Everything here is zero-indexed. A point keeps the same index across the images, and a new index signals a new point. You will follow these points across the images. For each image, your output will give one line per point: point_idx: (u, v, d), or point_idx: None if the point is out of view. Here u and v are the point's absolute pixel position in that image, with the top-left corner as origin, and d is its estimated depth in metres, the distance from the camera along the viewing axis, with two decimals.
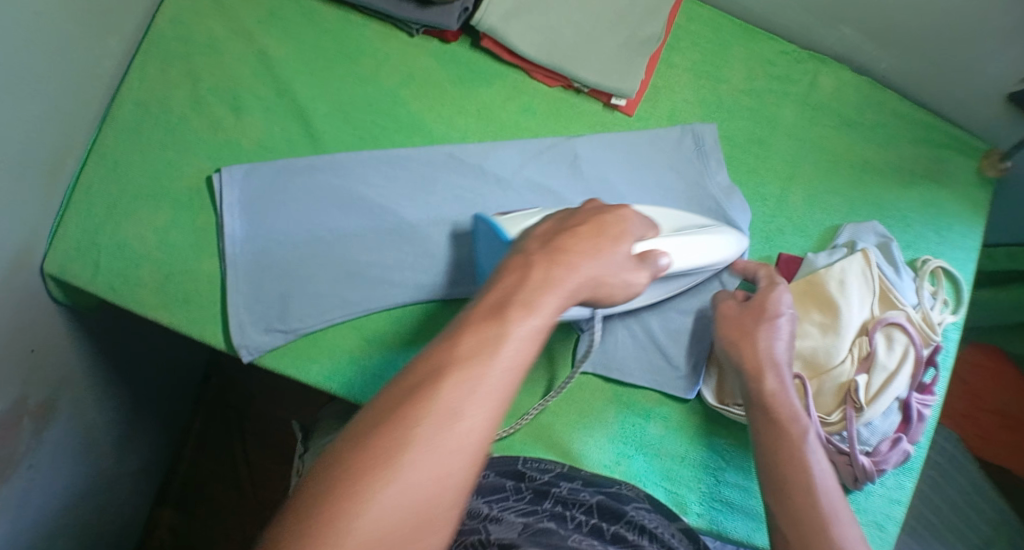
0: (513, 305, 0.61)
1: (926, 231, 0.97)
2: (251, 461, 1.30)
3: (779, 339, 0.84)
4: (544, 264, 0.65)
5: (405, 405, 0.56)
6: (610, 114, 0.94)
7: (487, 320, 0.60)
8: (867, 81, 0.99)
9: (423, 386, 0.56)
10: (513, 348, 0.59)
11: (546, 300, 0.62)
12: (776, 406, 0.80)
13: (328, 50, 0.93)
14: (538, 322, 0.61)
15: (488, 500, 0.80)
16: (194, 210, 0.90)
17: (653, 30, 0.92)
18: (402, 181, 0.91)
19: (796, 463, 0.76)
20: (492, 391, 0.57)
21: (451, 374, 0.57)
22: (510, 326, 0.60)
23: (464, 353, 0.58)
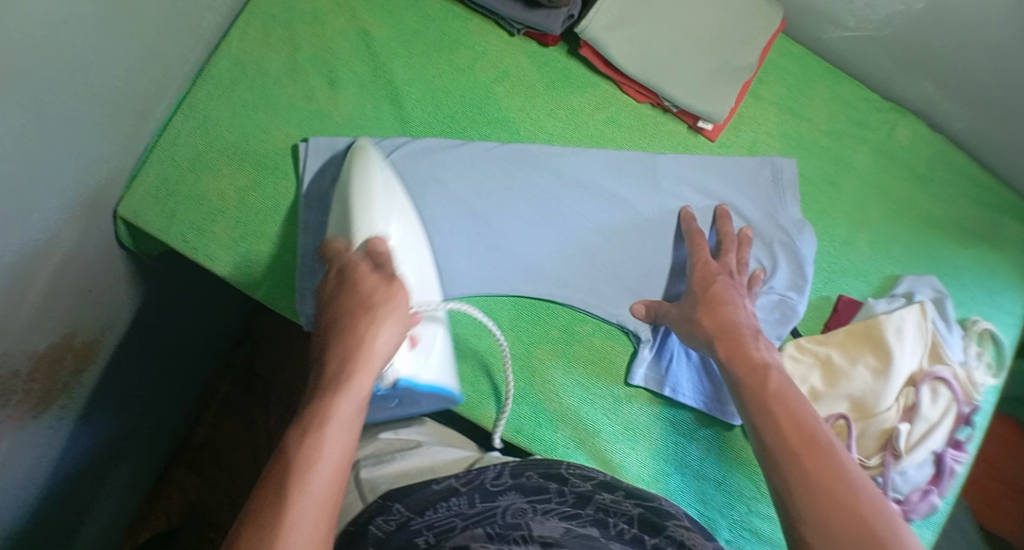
0: (333, 360, 0.70)
1: (978, 294, 0.99)
2: (270, 429, 1.29)
3: (744, 310, 0.84)
4: (358, 304, 0.72)
5: (270, 483, 0.63)
6: (693, 136, 0.96)
7: (315, 408, 0.67)
8: (940, 139, 1.01)
9: (275, 486, 0.63)
10: (341, 419, 0.67)
11: (367, 351, 0.70)
12: (768, 378, 0.77)
13: (428, 35, 0.95)
14: (363, 367, 0.69)
15: (531, 501, 0.79)
16: (277, 174, 0.91)
17: (746, 61, 0.94)
18: (484, 172, 0.92)
19: (789, 395, 0.76)
20: (339, 434, 0.66)
21: (293, 455, 0.64)
22: (332, 414, 0.67)
23: (301, 427, 0.66)
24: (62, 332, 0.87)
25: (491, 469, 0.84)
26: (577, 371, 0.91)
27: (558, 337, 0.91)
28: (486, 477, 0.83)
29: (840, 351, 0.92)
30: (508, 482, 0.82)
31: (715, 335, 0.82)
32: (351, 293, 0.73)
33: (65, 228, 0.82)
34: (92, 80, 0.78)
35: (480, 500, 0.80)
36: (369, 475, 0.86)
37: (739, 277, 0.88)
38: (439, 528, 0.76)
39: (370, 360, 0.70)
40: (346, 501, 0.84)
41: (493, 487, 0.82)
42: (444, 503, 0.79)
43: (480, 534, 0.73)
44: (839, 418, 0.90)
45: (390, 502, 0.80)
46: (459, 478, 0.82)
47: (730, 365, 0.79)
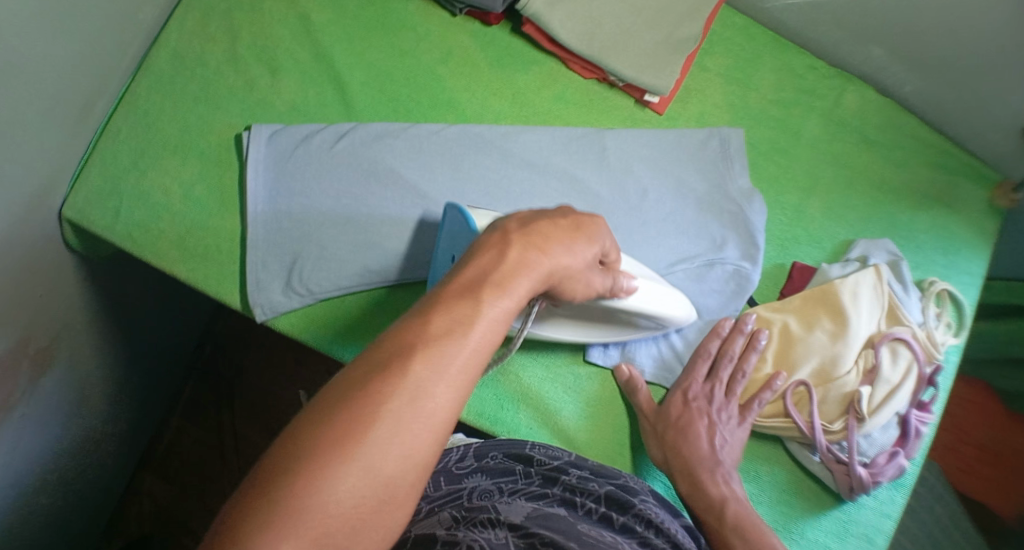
0: (470, 266, 0.58)
1: (935, 255, 0.99)
2: (238, 431, 1.27)
3: (723, 443, 0.87)
4: (550, 237, 0.61)
5: (357, 383, 0.51)
6: (641, 110, 0.96)
7: (458, 300, 0.55)
8: (890, 103, 1.02)
9: (365, 385, 0.51)
10: (481, 333, 0.55)
11: (516, 279, 0.58)
12: (728, 511, 0.81)
13: (369, 20, 0.94)
14: (502, 302, 0.56)
15: (497, 482, 0.78)
16: (222, 167, 0.90)
17: (691, 31, 0.94)
18: (429, 155, 0.91)
19: (748, 526, 0.80)
20: (450, 378, 0.53)
21: (408, 358, 0.52)
22: (472, 327, 0.54)
23: (387, 359, 0.52)
24: (17, 337, 0.85)
25: (455, 451, 0.84)
26: (536, 350, 0.91)
27: None
28: (450, 461, 0.83)
29: (796, 317, 0.92)
30: (473, 466, 0.81)
31: (675, 471, 0.86)
32: (540, 223, 0.62)
33: (13, 229, 0.81)
34: (33, 73, 0.76)
35: (445, 484, 0.79)
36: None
37: (728, 401, 0.89)
38: (403, 512, 0.75)
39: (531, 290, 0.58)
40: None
41: (458, 471, 0.81)
42: (409, 485, 0.80)
43: (445, 517, 0.70)
44: (798, 384, 0.90)
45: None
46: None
47: (692, 501, 0.84)
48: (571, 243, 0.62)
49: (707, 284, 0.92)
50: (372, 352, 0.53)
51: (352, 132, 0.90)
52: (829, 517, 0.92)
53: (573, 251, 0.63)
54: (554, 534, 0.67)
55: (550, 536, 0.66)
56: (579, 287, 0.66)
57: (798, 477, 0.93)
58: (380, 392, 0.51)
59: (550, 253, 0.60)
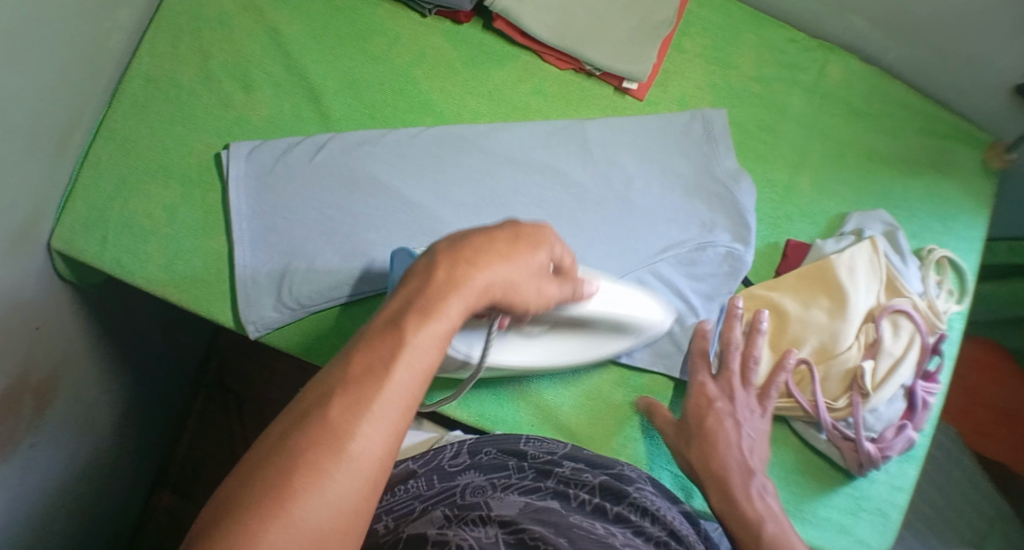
0: (402, 297, 0.59)
1: (931, 222, 0.97)
2: (250, 444, 1.27)
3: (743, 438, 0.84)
4: (481, 253, 0.61)
5: (288, 435, 0.53)
6: (621, 98, 0.95)
7: (382, 334, 0.57)
8: (874, 70, 1.00)
9: (291, 435, 0.53)
10: (409, 362, 0.55)
11: (443, 303, 0.58)
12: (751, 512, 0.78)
13: (340, 28, 0.93)
14: (430, 329, 0.57)
15: (490, 478, 0.77)
16: (204, 188, 0.89)
17: (665, 14, 0.93)
18: (409, 159, 0.90)
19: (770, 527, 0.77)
20: (376, 416, 0.54)
21: (334, 400, 0.54)
22: (399, 358, 0.55)
23: (311, 410, 0.54)
24: (16, 373, 0.85)
25: (449, 449, 0.83)
26: None
27: None
28: (444, 458, 0.82)
29: (794, 297, 0.91)
30: (467, 462, 0.80)
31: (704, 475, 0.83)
32: (485, 237, 0.63)
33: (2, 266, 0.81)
34: (9, 110, 0.76)
35: (438, 482, 0.78)
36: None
37: (745, 393, 0.86)
38: (398, 512, 0.74)
39: (461, 312, 0.59)
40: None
41: (451, 468, 0.80)
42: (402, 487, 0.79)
43: (437, 516, 0.70)
44: (800, 363, 0.89)
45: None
46: (417, 460, 0.83)
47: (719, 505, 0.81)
48: (512, 259, 0.62)
49: (700, 269, 0.90)
50: (303, 397, 0.55)
51: (329, 143, 0.89)
52: (841, 494, 0.91)
53: (518, 267, 0.62)
54: (544, 527, 0.66)
55: (541, 530, 0.65)
56: (534, 298, 0.65)
57: (807, 456, 0.92)
58: (303, 446, 0.52)
59: (483, 270, 0.61)
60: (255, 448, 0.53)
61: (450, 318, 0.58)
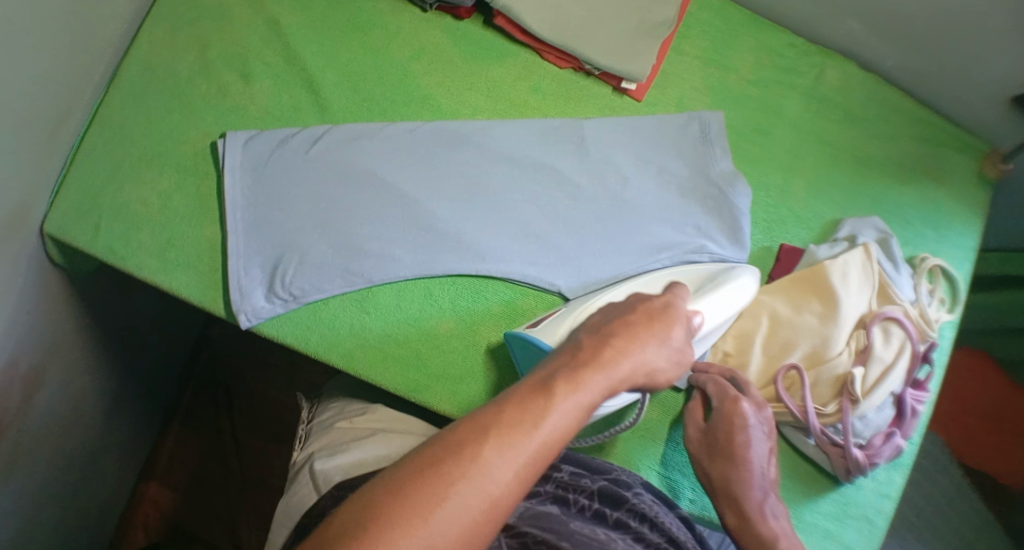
0: (554, 359, 0.67)
1: (924, 229, 0.97)
2: (238, 435, 1.26)
3: (754, 445, 0.82)
4: (626, 343, 0.68)
5: (434, 456, 0.58)
6: (620, 98, 0.94)
7: (533, 393, 0.62)
8: (871, 77, 1.00)
9: (443, 459, 0.58)
10: (553, 422, 0.61)
11: (590, 376, 0.64)
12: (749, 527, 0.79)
13: (339, 20, 0.93)
14: (584, 399, 0.63)
15: None
16: (199, 176, 0.89)
17: (665, 15, 0.93)
18: (405, 153, 0.90)
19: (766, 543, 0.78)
20: (515, 473, 0.58)
21: (490, 436, 0.59)
22: (551, 407, 0.61)
23: (460, 442, 0.58)
24: (5, 357, 0.84)
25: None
26: None
27: (500, 312, 0.89)
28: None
29: (786, 300, 0.91)
30: None
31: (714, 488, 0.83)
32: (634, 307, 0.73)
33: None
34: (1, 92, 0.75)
35: None
36: (322, 466, 0.83)
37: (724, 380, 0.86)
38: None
39: (608, 387, 0.65)
40: (302, 494, 0.82)
41: None
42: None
43: None
44: (790, 368, 0.89)
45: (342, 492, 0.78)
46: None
47: (727, 515, 0.81)
48: (654, 344, 0.70)
49: None
50: (455, 426, 0.60)
51: (324, 135, 0.89)
52: (828, 499, 0.91)
53: (656, 352, 0.70)
54: (543, 533, 0.69)
55: (542, 534, 0.69)
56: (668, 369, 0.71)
57: (795, 461, 0.92)
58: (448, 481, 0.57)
59: (625, 350, 0.68)
60: (397, 467, 0.58)
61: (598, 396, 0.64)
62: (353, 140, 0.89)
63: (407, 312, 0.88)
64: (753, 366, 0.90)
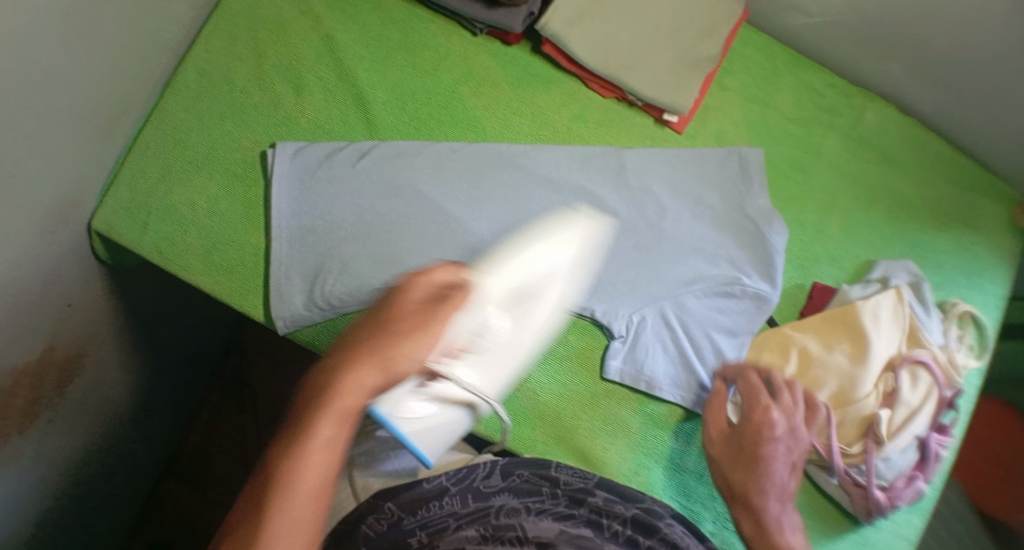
0: (329, 356, 0.70)
1: (956, 275, 0.98)
2: (260, 440, 1.28)
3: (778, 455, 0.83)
4: (420, 321, 0.71)
5: (279, 459, 0.64)
6: (660, 129, 0.96)
7: (314, 401, 0.67)
8: (910, 121, 1.01)
9: (269, 469, 0.64)
10: (322, 428, 0.65)
11: (358, 382, 0.67)
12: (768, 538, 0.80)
13: (391, 38, 0.95)
14: (399, 368, 0.69)
15: (525, 502, 0.82)
16: (246, 183, 0.91)
17: (710, 51, 0.94)
18: (449, 171, 0.91)
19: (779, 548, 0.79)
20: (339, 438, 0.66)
21: (282, 448, 0.65)
22: (324, 409, 0.65)
23: (275, 451, 0.65)
24: (42, 345, 0.86)
25: (483, 467, 0.86)
26: (551, 366, 0.91)
27: None
28: (478, 477, 0.85)
29: (818, 339, 0.91)
30: (502, 484, 0.84)
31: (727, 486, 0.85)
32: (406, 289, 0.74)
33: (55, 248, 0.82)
34: (56, 90, 0.78)
35: (472, 500, 0.83)
36: (363, 472, 0.87)
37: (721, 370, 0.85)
38: (431, 528, 0.79)
39: (374, 384, 0.68)
40: (340, 499, 0.87)
41: (486, 489, 0.84)
42: (437, 502, 0.82)
43: (472, 534, 0.75)
44: (817, 408, 0.89)
45: (382, 502, 0.83)
46: (450, 476, 0.85)
47: (741, 522, 0.83)
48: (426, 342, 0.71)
49: (728, 304, 0.91)
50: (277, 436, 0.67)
51: (371, 150, 0.91)
52: (846, 539, 0.92)
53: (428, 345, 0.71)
54: None
55: None
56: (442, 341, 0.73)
57: (815, 498, 0.93)
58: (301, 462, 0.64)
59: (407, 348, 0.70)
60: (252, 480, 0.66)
61: (403, 363, 0.70)
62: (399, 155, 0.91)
63: None
64: None
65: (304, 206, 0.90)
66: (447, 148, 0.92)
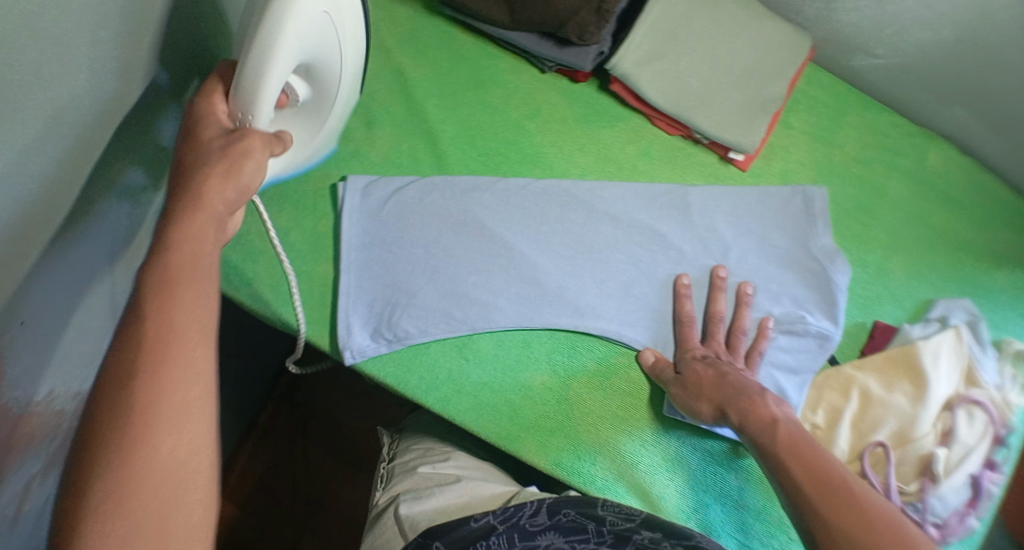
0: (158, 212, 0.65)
1: (1016, 316, 0.98)
2: (308, 459, 1.26)
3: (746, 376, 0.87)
4: (219, 156, 0.67)
5: (129, 373, 0.57)
6: (724, 167, 0.97)
7: (156, 292, 0.60)
8: (972, 163, 1.02)
9: (121, 387, 0.56)
10: (183, 309, 0.60)
11: (191, 219, 0.64)
12: (777, 430, 0.78)
13: (461, 74, 0.96)
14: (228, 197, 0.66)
15: (571, 542, 0.78)
16: (317, 215, 0.92)
17: (776, 90, 0.95)
18: (516, 208, 0.93)
19: (802, 442, 0.76)
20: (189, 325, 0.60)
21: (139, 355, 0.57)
22: (173, 302, 0.60)
23: (129, 366, 0.57)
24: None
25: (528, 505, 0.84)
26: (614, 400, 0.91)
27: (595, 370, 0.92)
28: (523, 515, 0.82)
29: (878, 378, 0.92)
30: (547, 522, 0.81)
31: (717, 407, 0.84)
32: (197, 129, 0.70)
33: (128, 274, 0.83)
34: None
35: (518, 540, 0.79)
36: (408, 512, 0.87)
37: (736, 352, 0.90)
38: None
39: (215, 217, 0.65)
40: (387, 537, 0.86)
41: (531, 528, 0.81)
42: (484, 542, 0.79)
43: None
44: (877, 446, 0.90)
45: (431, 539, 0.81)
46: (497, 515, 0.83)
47: (744, 426, 0.81)
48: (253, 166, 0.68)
49: (791, 342, 0.92)
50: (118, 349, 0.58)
51: (440, 185, 0.92)
52: None
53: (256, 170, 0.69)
54: None
55: None
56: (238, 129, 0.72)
57: None
58: (130, 376, 0.56)
59: (232, 172, 0.67)
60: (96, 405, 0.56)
61: (244, 177, 0.68)
62: (462, 189, 0.93)
63: (507, 362, 0.91)
64: (840, 442, 0.91)
65: (375, 240, 0.91)
66: (512, 184, 0.93)
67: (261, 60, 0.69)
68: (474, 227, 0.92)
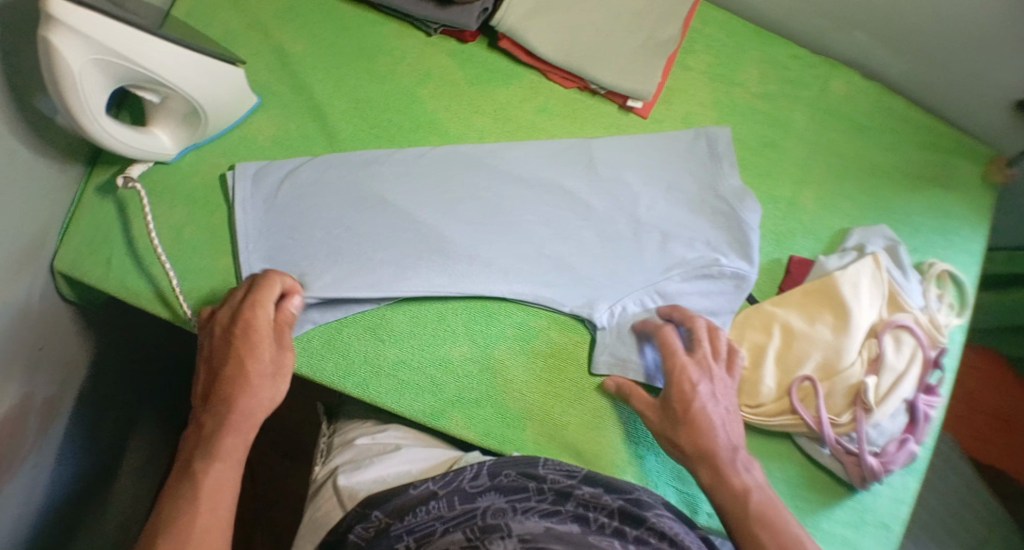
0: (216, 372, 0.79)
1: (933, 236, 0.97)
2: (251, 459, 1.24)
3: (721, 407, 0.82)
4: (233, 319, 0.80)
5: (198, 451, 0.76)
6: (626, 116, 0.95)
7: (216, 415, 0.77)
8: (876, 86, 1.01)
9: (193, 468, 0.75)
10: (228, 444, 0.76)
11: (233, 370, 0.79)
12: (758, 514, 0.76)
13: (346, 47, 0.94)
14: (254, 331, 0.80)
15: (511, 501, 0.76)
16: (210, 209, 0.89)
17: (669, 33, 0.93)
18: (417, 178, 0.90)
19: (774, 519, 0.76)
20: (226, 480, 0.75)
21: (206, 452, 0.76)
22: (226, 432, 0.76)
23: (196, 451, 0.76)
24: (20, 392, 0.84)
25: (469, 469, 0.82)
26: (538, 365, 0.89)
27: (516, 335, 0.89)
28: (464, 478, 0.81)
29: (800, 313, 0.91)
30: (487, 483, 0.80)
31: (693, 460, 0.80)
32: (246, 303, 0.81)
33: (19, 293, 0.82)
34: None
35: (459, 502, 0.78)
36: (347, 481, 0.84)
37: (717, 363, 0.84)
38: (419, 533, 0.74)
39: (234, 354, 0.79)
40: (326, 509, 0.84)
41: (472, 490, 0.79)
42: (423, 507, 0.78)
43: (458, 537, 0.70)
44: (804, 380, 0.88)
45: (370, 509, 0.79)
46: (437, 481, 0.81)
47: (714, 493, 0.79)
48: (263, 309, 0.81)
49: (706, 285, 0.90)
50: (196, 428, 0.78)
51: (332, 162, 0.90)
52: (845, 507, 0.89)
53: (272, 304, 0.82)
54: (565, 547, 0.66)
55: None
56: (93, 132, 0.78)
57: (810, 471, 0.91)
58: (200, 464, 0.75)
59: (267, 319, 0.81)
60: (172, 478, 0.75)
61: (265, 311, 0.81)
62: (358, 164, 0.90)
63: (424, 338, 0.88)
64: (767, 380, 0.89)
65: (273, 225, 0.88)
66: (408, 153, 0.91)
67: (56, 85, 0.74)
68: (374, 202, 0.89)
